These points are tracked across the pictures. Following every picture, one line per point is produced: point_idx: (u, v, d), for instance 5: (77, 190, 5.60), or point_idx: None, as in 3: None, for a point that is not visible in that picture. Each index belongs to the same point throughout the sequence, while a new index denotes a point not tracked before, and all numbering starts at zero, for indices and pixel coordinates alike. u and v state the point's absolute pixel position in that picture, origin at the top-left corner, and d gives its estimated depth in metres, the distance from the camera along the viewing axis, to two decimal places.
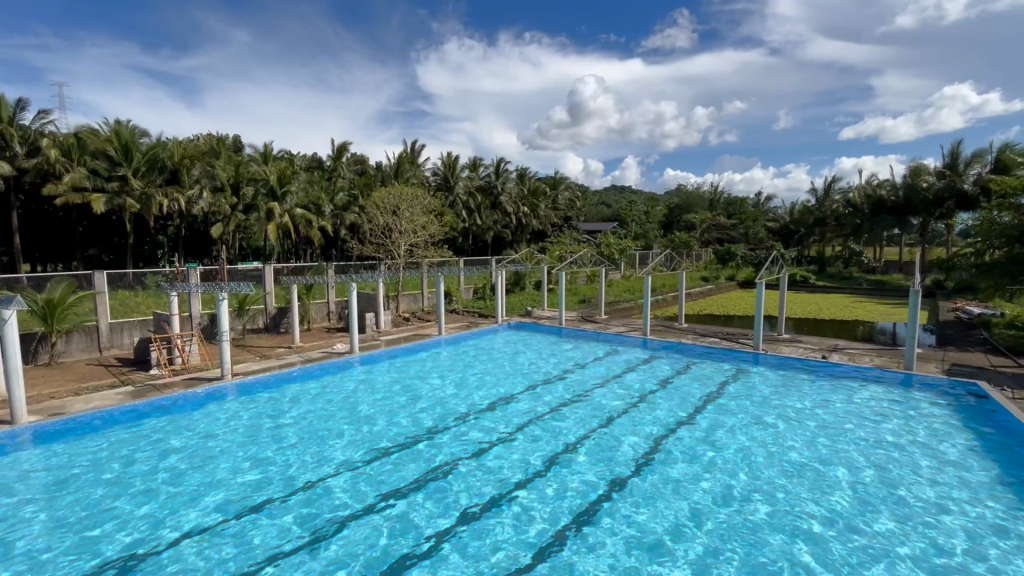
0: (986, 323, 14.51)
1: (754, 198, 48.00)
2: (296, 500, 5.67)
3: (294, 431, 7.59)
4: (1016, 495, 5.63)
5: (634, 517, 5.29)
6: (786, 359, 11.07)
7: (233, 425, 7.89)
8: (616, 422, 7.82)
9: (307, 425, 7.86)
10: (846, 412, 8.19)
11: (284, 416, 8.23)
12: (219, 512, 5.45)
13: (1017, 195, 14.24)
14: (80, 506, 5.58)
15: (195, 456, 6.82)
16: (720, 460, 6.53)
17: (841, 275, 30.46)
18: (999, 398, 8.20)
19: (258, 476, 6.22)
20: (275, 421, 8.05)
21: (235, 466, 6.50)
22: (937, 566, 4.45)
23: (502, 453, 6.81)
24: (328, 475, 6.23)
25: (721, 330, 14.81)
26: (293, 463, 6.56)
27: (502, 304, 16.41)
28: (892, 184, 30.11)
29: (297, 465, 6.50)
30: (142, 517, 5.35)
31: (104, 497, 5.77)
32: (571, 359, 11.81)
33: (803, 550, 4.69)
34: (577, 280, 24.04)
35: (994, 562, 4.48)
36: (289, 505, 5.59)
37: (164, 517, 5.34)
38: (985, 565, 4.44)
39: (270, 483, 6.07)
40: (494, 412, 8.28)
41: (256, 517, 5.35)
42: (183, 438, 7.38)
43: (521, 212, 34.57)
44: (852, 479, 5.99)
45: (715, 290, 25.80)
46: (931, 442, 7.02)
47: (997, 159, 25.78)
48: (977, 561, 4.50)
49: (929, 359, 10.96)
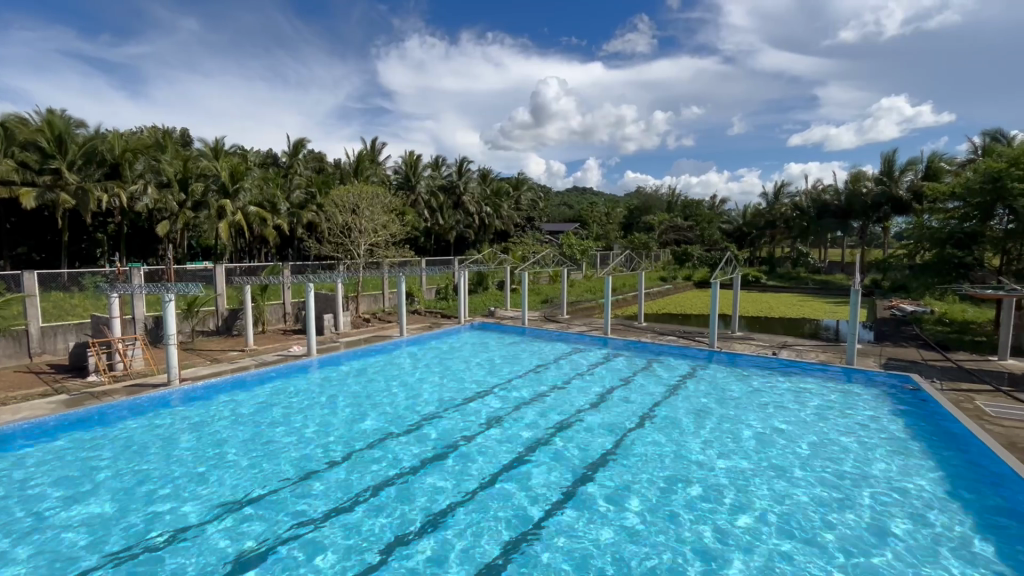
0: (918, 320, 15.59)
1: (709, 201, 49.75)
2: (253, 511, 5.44)
3: (255, 436, 7.41)
4: (940, 476, 6.20)
5: (598, 509, 5.50)
6: (739, 355, 11.51)
7: (186, 431, 7.59)
8: (578, 421, 8.00)
9: (264, 430, 7.64)
10: (794, 404, 8.68)
11: (244, 421, 8.01)
12: (167, 525, 5.17)
13: (945, 201, 15.35)
14: (24, 517, 5.27)
15: (149, 463, 6.56)
16: (677, 456, 6.74)
17: (790, 275, 31.97)
18: (930, 390, 8.85)
19: (212, 487, 5.95)
20: (232, 426, 7.80)
21: (186, 476, 6.19)
22: (875, 543, 4.87)
23: (467, 454, 6.84)
24: (287, 483, 6.05)
25: (678, 328, 15.27)
26: (255, 467, 6.43)
27: (465, 304, 16.32)
28: (835, 189, 31.87)
29: (259, 469, 6.38)
30: (95, 527, 5.13)
31: (52, 506, 5.49)
32: (533, 358, 11.95)
33: (756, 533, 5.03)
34: (539, 280, 24.24)
35: (922, 538, 4.95)
36: (255, 508, 5.51)
37: (107, 534, 5.04)
38: (917, 541, 4.90)
39: (232, 487, 5.94)
40: (458, 413, 8.32)
41: (209, 528, 5.12)
42: (133, 445, 7.05)
43: (484, 212, 34.48)
44: (803, 472, 6.26)
45: (673, 289, 26.56)
46: (869, 431, 7.56)
47: (928, 168, 27.70)
48: (912, 537, 4.95)
49: (869, 353, 11.68)
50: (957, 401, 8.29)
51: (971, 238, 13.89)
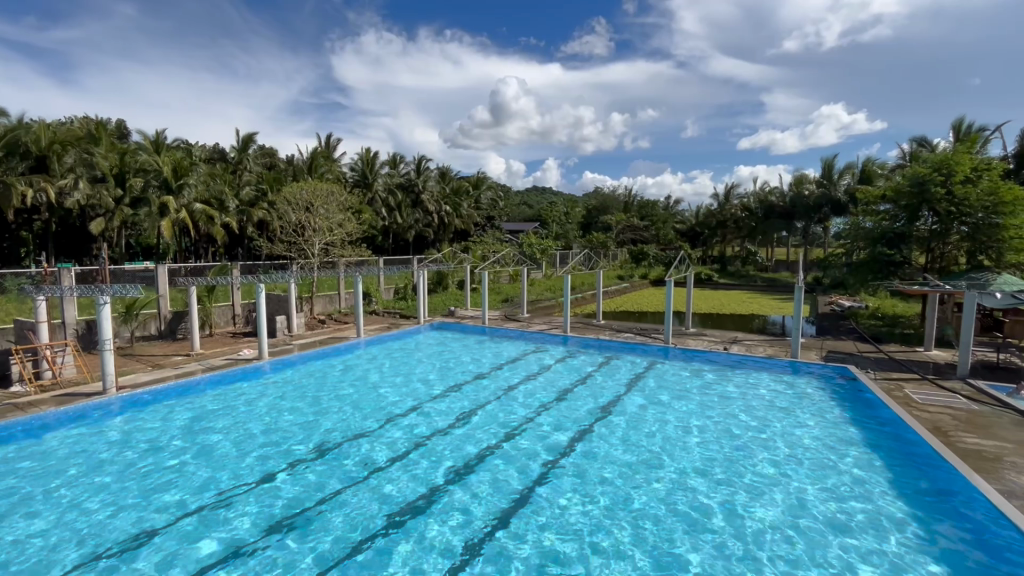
0: (855, 315, 16.60)
1: (664, 202, 51.22)
2: (201, 521, 5.19)
3: (205, 443, 7.10)
4: (873, 459, 6.67)
5: (560, 503, 5.61)
6: (693, 351, 11.90)
7: (128, 441, 7.18)
8: (537, 420, 8.08)
9: (213, 437, 7.31)
10: (743, 396, 9.10)
11: (192, 428, 7.64)
12: (109, 540, 4.88)
13: (878, 203, 16.42)
14: None
15: (87, 475, 6.16)
16: (634, 451, 6.92)
17: (739, 273, 33.39)
18: (865, 380, 9.47)
19: (154, 499, 5.62)
20: (179, 434, 7.43)
21: (126, 489, 5.83)
22: (817, 523, 5.19)
23: (426, 456, 6.76)
24: (235, 492, 5.79)
25: (635, 325, 15.63)
26: (206, 475, 6.16)
27: (424, 304, 16.10)
28: (780, 192, 33.48)
29: (210, 477, 6.12)
30: (28, 545, 4.78)
31: None
32: (493, 357, 11.99)
33: (709, 519, 5.27)
34: (499, 279, 24.25)
35: (858, 517, 5.32)
36: (207, 516, 5.29)
37: (42, 550, 4.71)
38: (853, 519, 5.27)
39: (182, 497, 5.68)
40: (418, 415, 8.24)
41: (157, 540, 4.88)
42: (69, 458, 6.61)
43: (443, 211, 34.13)
44: (752, 461, 6.58)
45: (630, 288, 27.18)
46: (811, 419, 8.03)
47: (863, 172, 29.54)
48: (848, 516, 5.32)
49: (811, 347, 12.34)
50: (889, 390, 8.91)
51: (900, 237, 14.94)
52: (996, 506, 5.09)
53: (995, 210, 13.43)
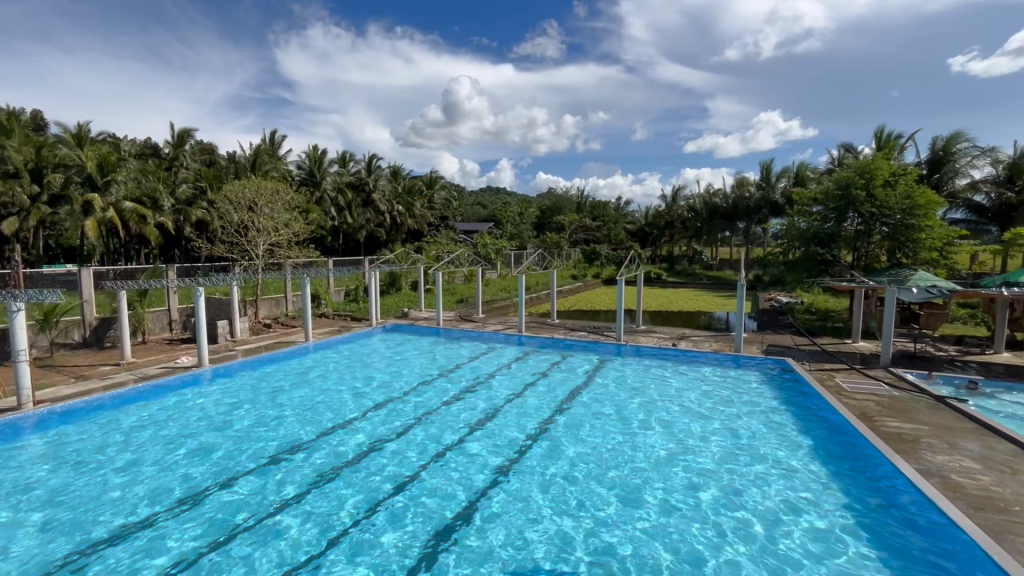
0: (791, 310, 17.60)
1: (615, 202, 52.45)
2: (145, 537, 4.97)
3: (145, 457, 6.74)
4: (806, 444, 7.18)
5: (518, 501, 5.74)
6: (644, 347, 12.28)
7: (55, 458, 6.68)
8: (491, 422, 8.07)
9: (149, 451, 6.90)
10: (689, 391, 9.52)
11: (128, 442, 7.21)
12: (39, 563, 4.57)
13: (811, 204, 17.50)
14: None
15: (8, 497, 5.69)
16: (588, 446, 7.14)
17: (686, 272, 34.68)
18: (800, 370, 10.13)
19: (88, 519, 5.28)
20: (113, 448, 6.99)
21: (56, 510, 5.45)
22: (756, 506, 5.57)
23: (383, 460, 6.71)
24: (180, 506, 5.55)
25: (588, 323, 15.92)
26: (147, 491, 5.86)
27: (376, 306, 15.71)
28: (723, 193, 34.99)
29: (152, 492, 5.83)
30: None
31: None
32: (447, 360, 11.89)
33: (659, 509, 5.56)
34: (454, 279, 24.07)
35: (793, 498, 5.75)
36: (152, 532, 5.06)
37: None
38: (789, 501, 5.68)
39: (121, 514, 5.37)
40: (374, 419, 8.14)
41: (96, 560, 4.62)
42: None
43: (396, 211, 33.48)
44: (697, 451, 6.95)
45: (583, 287, 27.65)
46: (750, 409, 8.54)
47: (797, 175, 31.40)
48: (784, 498, 5.73)
49: (753, 341, 13.01)
50: (822, 379, 9.56)
51: (830, 237, 16.00)
52: (915, 486, 5.52)
53: (911, 211, 14.67)
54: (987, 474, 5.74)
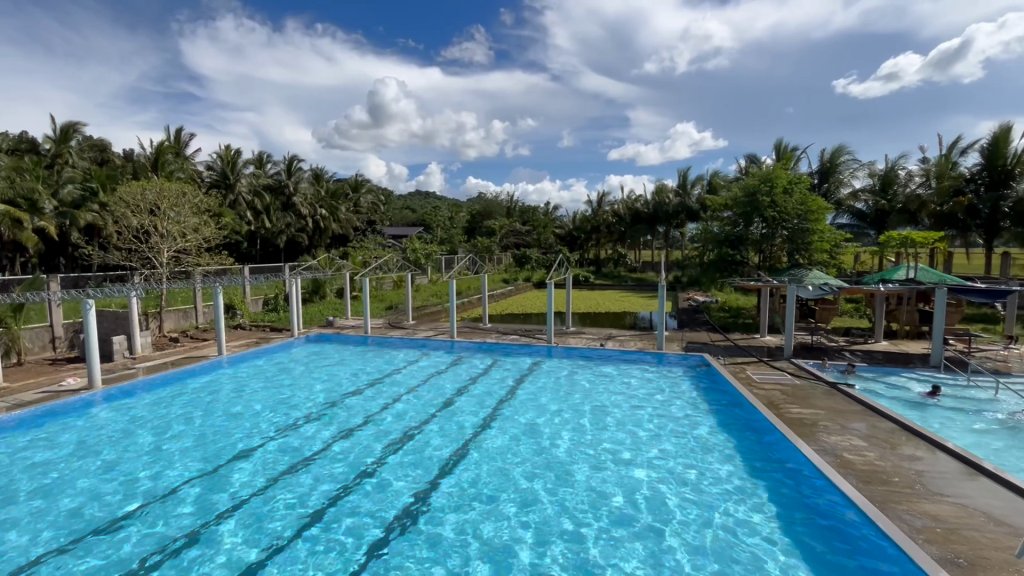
0: (707, 308, 18.82)
1: (545, 207, 53.45)
2: None
3: (30, 493, 5.97)
4: (722, 433, 7.71)
5: (451, 507, 5.72)
6: (574, 348, 12.58)
7: None
8: (422, 430, 7.93)
9: (36, 486, 6.13)
10: (617, 389, 9.90)
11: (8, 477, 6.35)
12: None
13: (722, 210, 18.86)
14: None
15: None
16: (522, 449, 7.25)
17: (612, 275, 36.05)
18: (717, 365, 10.82)
19: None
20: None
21: None
22: (678, 494, 5.92)
23: (310, 476, 6.44)
24: (77, 543, 5.00)
25: (520, 327, 16.06)
26: (33, 530, 5.20)
27: (297, 315, 14.83)
28: (644, 199, 36.75)
29: (40, 531, 5.19)
30: None
31: None
32: (375, 369, 11.54)
33: (588, 503, 5.77)
34: (382, 285, 23.36)
35: (711, 484, 6.17)
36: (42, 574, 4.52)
37: None
38: (708, 487, 6.09)
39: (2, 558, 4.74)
40: (298, 434, 7.74)
41: None
42: None
43: (319, 215, 32.00)
44: (624, 446, 7.26)
45: (514, 291, 27.86)
46: (672, 403, 9.03)
47: (710, 183, 33.68)
48: (704, 485, 6.14)
49: (674, 338, 13.74)
50: (736, 372, 10.30)
51: (739, 240, 17.31)
52: (815, 464, 6.06)
53: (805, 217, 16.37)
54: (872, 449, 6.44)
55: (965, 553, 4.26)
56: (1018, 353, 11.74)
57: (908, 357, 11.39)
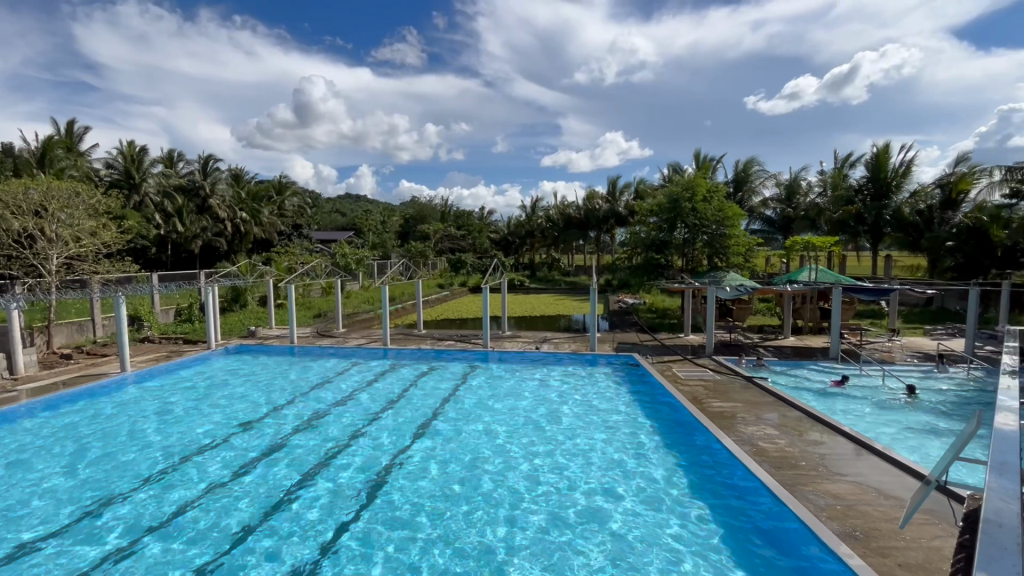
0: (635, 310, 19.63)
1: (480, 212, 53.41)
2: None
3: None
4: (650, 429, 8.09)
5: (387, 518, 5.61)
6: (510, 352, 12.65)
7: None
8: (354, 442, 7.67)
9: None
10: (551, 391, 10.10)
11: None
12: None
13: (649, 215, 19.76)
14: None
15: None
16: (458, 455, 7.23)
17: (547, 279, 36.69)
18: (646, 364, 11.31)
19: None
20: None
21: None
22: (609, 490, 6.14)
23: (233, 497, 6.05)
24: None
25: (455, 332, 15.91)
26: None
27: (214, 326, 13.77)
28: (576, 205, 37.73)
29: None
30: None
31: None
32: (304, 380, 11.02)
33: (522, 503, 5.87)
34: (310, 292, 22.28)
35: (640, 479, 6.44)
36: None
37: None
38: (638, 482, 6.36)
39: None
40: (218, 454, 7.23)
41: None
42: None
43: (239, 218, 29.99)
44: (558, 446, 7.44)
45: (449, 297, 27.57)
46: (604, 403, 9.34)
47: (636, 190, 35.22)
48: (635, 480, 6.41)
49: (606, 340, 14.19)
50: (663, 370, 10.81)
51: (664, 245, 18.22)
52: (733, 454, 6.49)
53: (723, 222, 17.55)
54: (782, 437, 7.00)
55: (861, 526, 4.71)
56: (900, 344, 13.25)
57: (812, 351, 12.51)
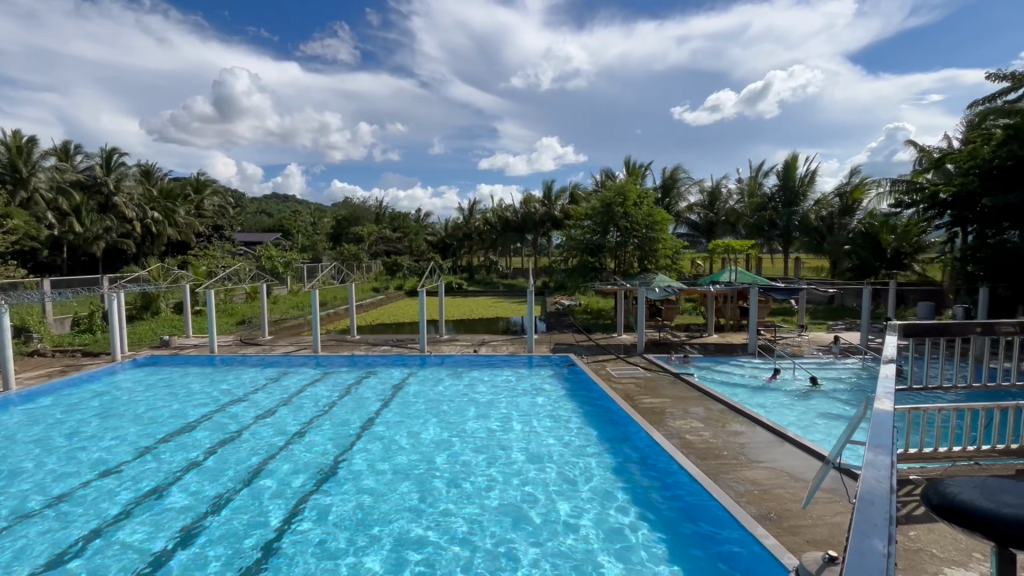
0: (571, 312, 20.10)
1: (417, 215, 52.51)
2: None
3: None
4: (584, 427, 8.34)
5: (321, 530, 5.43)
6: (447, 357, 12.53)
7: None
8: (282, 454, 7.32)
9: None
10: (489, 394, 10.14)
11: None
12: None
13: (584, 219, 20.30)
14: None
15: None
16: (395, 461, 7.12)
17: (485, 282, 36.77)
18: (582, 364, 11.62)
19: None
20: None
21: None
22: (545, 489, 6.31)
23: (149, 518, 5.64)
24: None
25: (391, 337, 15.55)
26: None
27: (120, 336, 12.54)
28: (513, 208, 38.08)
29: None
30: None
31: None
32: (226, 391, 10.35)
33: (461, 507, 5.89)
34: (232, 298, 20.87)
35: (575, 476, 6.65)
36: None
37: None
38: (574, 479, 6.56)
39: None
40: (127, 474, 6.66)
41: None
42: None
43: (150, 217, 27.55)
44: (495, 448, 7.52)
45: (384, 301, 26.85)
46: (541, 404, 9.52)
47: (571, 194, 36.08)
48: (570, 477, 6.62)
49: (543, 341, 14.42)
50: (598, 369, 11.14)
51: (597, 248, 18.78)
52: (662, 446, 6.85)
53: (652, 226, 18.38)
54: (706, 429, 7.42)
55: (774, 508, 5.09)
56: (807, 339, 14.51)
57: (732, 347, 13.39)
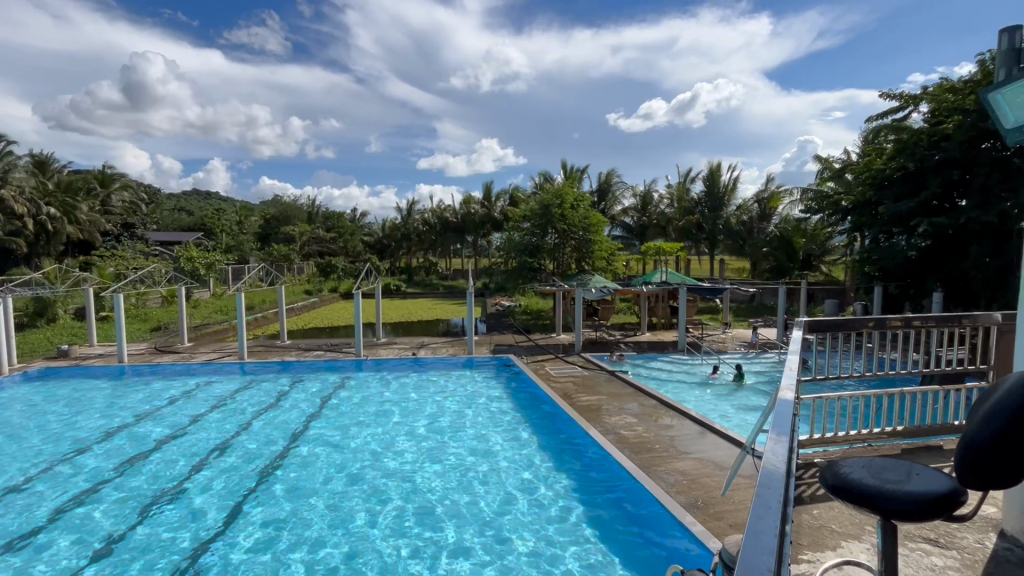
0: (511, 313, 20.25)
1: (353, 214, 50.86)
2: None
3: None
4: (524, 427, 8.47)
5: (251, 545, 5.17)
6: (385, 360, 12.21)
7: None
8: (206, 467, 6.88)
9: None
10: (429, 396, 10.03)
11: None
12: None
13: (523, 221, 20.49)
14: None
15: None
16: (330, 468, 6.89)
17: (424, 283, 36.23)
18: (522, 364, 11.74)
19: None
20: None
21: None
22: (485, 489, 6.36)
23: (49, 546, 5.13)
24: None
25: (325, 341, 14.95)
26: None
27: (8, 346, 11.16)
28: (453, 209, 37.83)
29: None
30: None
31: None
32: (140, 403, 9.53)
33: (401, 511, 5.81)
34: (145, 302, 19.20)
35: (514, 475, 6.75)
36: None
37: None
38: (513, 478, 6.67)
39: None
40: (21, 500, 6.00)
41: None
42: None
43: (45, 214, 24.76)
44: (435, 451, 7.46)
45: (318, 304, 25.75)
46: (482, 405, 9.56)
47: (511, 196, 36.33)
48: (509, 476, 6.71)
49: (483, 343, 14.42)
50: (537, 369, 11.29)
51: (536, 250, 19.04)
52: (597, 441, 7.08)
53: (588, 229, 18.88)
54: (639, 424, 7.73)
55: (701, 496, 5.39)
56: (730, 335, 15.51)
57: (664, 345, 14.04)
